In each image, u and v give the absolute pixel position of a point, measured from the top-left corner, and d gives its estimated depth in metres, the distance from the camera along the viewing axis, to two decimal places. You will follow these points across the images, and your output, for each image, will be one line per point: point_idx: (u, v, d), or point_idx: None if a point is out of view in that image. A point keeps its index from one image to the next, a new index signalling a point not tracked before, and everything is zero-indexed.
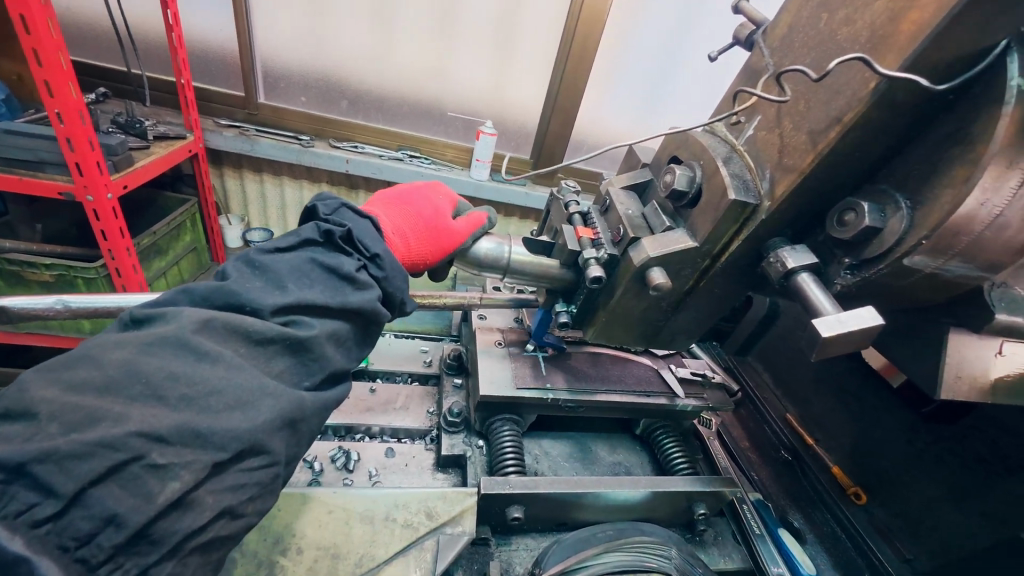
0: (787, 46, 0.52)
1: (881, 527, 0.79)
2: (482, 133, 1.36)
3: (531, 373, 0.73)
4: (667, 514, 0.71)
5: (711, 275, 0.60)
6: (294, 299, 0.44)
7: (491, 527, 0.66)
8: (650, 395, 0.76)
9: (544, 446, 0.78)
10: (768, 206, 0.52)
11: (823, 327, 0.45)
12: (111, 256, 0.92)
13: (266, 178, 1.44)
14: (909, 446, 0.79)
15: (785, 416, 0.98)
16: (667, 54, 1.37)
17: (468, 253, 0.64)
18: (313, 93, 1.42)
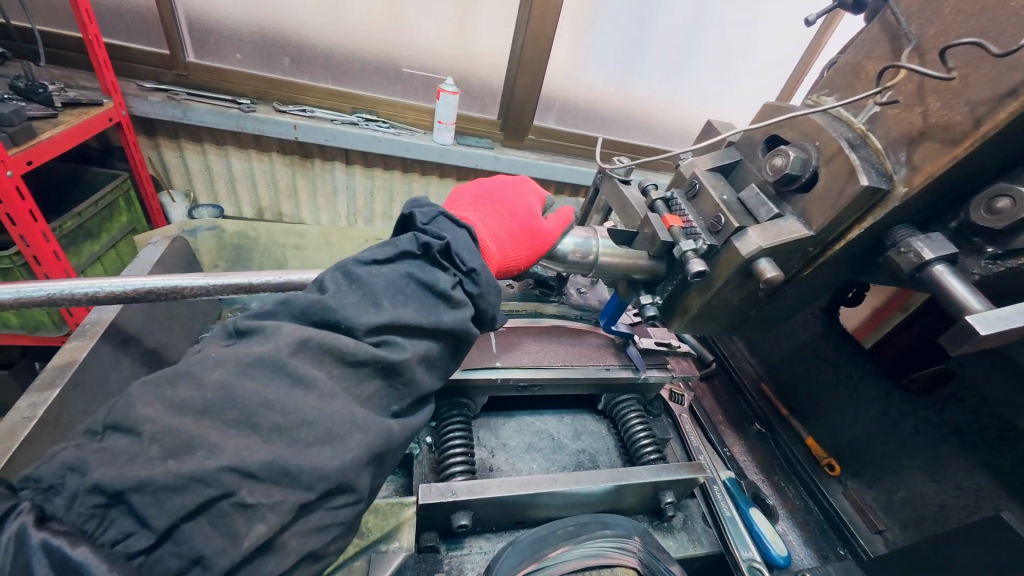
0: (933, 12, 0.46)
1: (855, 499, 0.75)
2: (444, 93, 1.54)
3: (481, 356, 0.74)
4: (635, 503, 0.71)
5: (821, 264, 0.57)
6: (386, 321, 0.43)
7: (439, 534, 0.64)
8: (610, 369, 0.79)
9: (503, 438, 0.78)
10: (904, 193, 0.48)
11: (981, 325, 0.43)
12: (26, 242, 0.93)
13: (207, 150, 1.61)
14: (882, 414, 0.74)
15: (759, 384, 0.94)
16: (644, 7, 1.57)
17: (557, 252, 0.61)
18: (247, 50, 1.56)
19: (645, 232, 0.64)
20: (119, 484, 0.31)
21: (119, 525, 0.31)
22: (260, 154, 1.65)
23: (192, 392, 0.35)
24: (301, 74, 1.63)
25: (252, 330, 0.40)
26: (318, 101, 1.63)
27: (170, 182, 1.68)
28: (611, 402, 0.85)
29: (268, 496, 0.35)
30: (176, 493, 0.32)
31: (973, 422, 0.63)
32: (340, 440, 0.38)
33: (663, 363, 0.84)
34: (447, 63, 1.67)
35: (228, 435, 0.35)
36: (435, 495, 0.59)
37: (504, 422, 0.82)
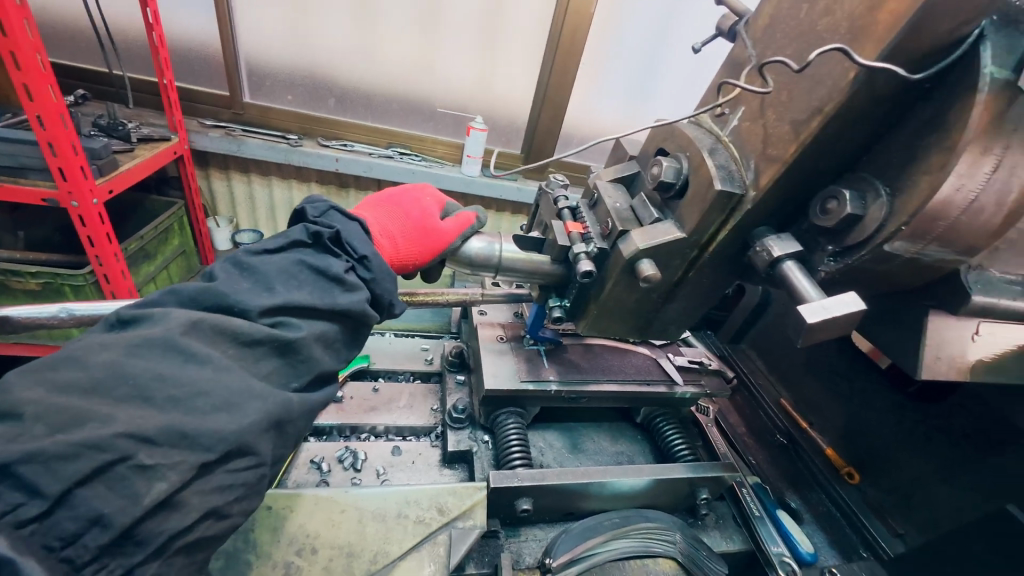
0: (770, 38, 0.52)
1: (874, 504, 0.80)
2: (473, 130, 1.71)
3: (530, 368, 0.80)
4: (670, 500, 0.76)
5: (700, 266, 0.61)
6: (277, 303, 0.49)
7: (500, 521, 0.71)
8: (651, 384, 0.83)
9: (548, 439, 0.85)
10: (754, 196, 0.52)
11: (806, 312, 0.45)
12: (101, 263, 1.10)
13: (253, 178, 1.85)
14: (897, 424, 0.80)
15: (779, 400, 0.98)
16: (655, 54, 1.72)
17: (460, 252, 0.69)
18: (297, 92, 1.80)
19: (549, 239, 0.69)
20: (6, 457, 0.34)
21: (6, 499, 0.34)
22: (300, 184, 1.87)
23: (76, 374, 0.39)
24: (344, 112, 1.85)
25: (139, 318, 0.44)
26: (355, 135, 1.86)
27: (216, 208, 1.93)
28: (648, 415, 0.88)
29: (167, 457, 0.39)
30: (69, 461, 0.35)
31: (976, 427, 0.70)
32: (237, 407, 0.43)
33: (698, 379, 0.87)
34: (472, 102, 1.85)
35: (121, 408, 0.39)
36: (506, 480, 0.66)
37: (549, 428, 0.87)
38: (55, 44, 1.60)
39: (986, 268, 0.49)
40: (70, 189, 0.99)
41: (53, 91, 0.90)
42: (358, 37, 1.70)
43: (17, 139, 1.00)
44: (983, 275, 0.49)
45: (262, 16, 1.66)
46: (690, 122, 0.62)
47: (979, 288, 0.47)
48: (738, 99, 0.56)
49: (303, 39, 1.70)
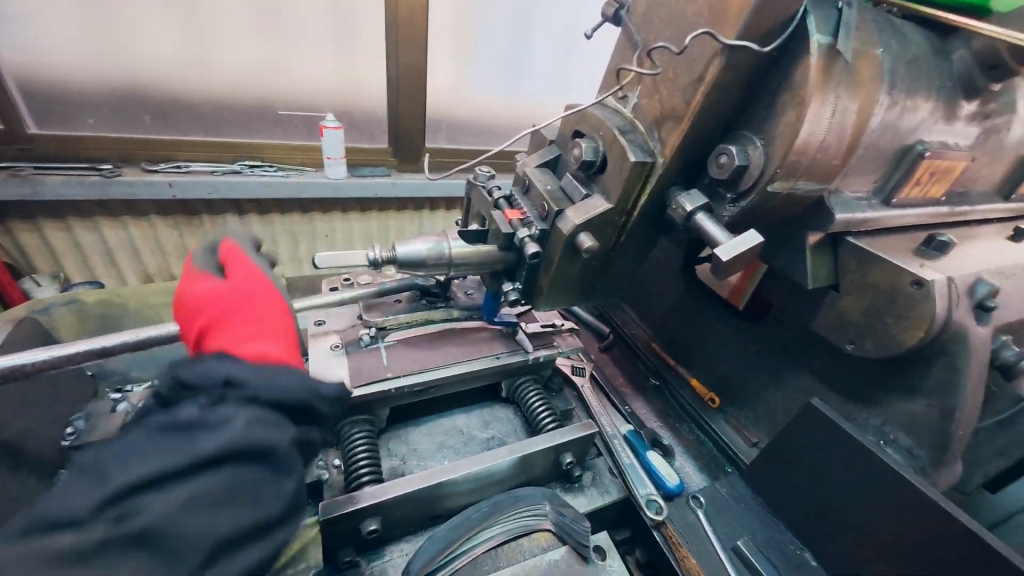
0: (649, 22, 0.60)
1: (733, 421, 0.99)
2: (326, 128, 1.60)
3: (504, 343, 0.94)
4: (542, 470, 0.84)
5: (629, 229, 0.69)
6: (220, 380, 0.49)
7: (358, 547, 0.71)
8: (500, 356, 0.90)
9: (412, 442, 0.87)
10: (663, 162, 0.61)
11: (723, 254, 0.56)
12: None
13: (72, 224, 1.48)
14: (738, 344, 1.00)
15: (648, 343, 1.18)
16: (508, 33, 1.79)
17: (398, 259, 0.70)
18: (101, 114, 1.48)
19: (493, 230, 0.73)
20: None
21: None
22: (137, 221, 1.56)
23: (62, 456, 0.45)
24: (166, 130, 1.57)
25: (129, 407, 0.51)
26: (189, 154, 1.59)
27: (33, 266, 1.51)
28: (511, 387, 0.96)
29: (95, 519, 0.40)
30: None
31: (791, 335, 0.89)
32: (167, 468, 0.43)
33: (549, 342, 0.97)
34: (328, 98, 1.72)
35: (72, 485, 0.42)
36: (339, 506, 0.66)
37: (415, 429, 0.89)
38: None
39: (841, 190, 0.65)
40: None
41: None
42: (164, 39, 1.44)
43: None
44: (841, 197, 0.65)
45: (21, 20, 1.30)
46: (597, 104, 0.69)
47: (839, 208, 0.64)
48: (636, 81, 0.64)
49: (93, 46, 1.39)
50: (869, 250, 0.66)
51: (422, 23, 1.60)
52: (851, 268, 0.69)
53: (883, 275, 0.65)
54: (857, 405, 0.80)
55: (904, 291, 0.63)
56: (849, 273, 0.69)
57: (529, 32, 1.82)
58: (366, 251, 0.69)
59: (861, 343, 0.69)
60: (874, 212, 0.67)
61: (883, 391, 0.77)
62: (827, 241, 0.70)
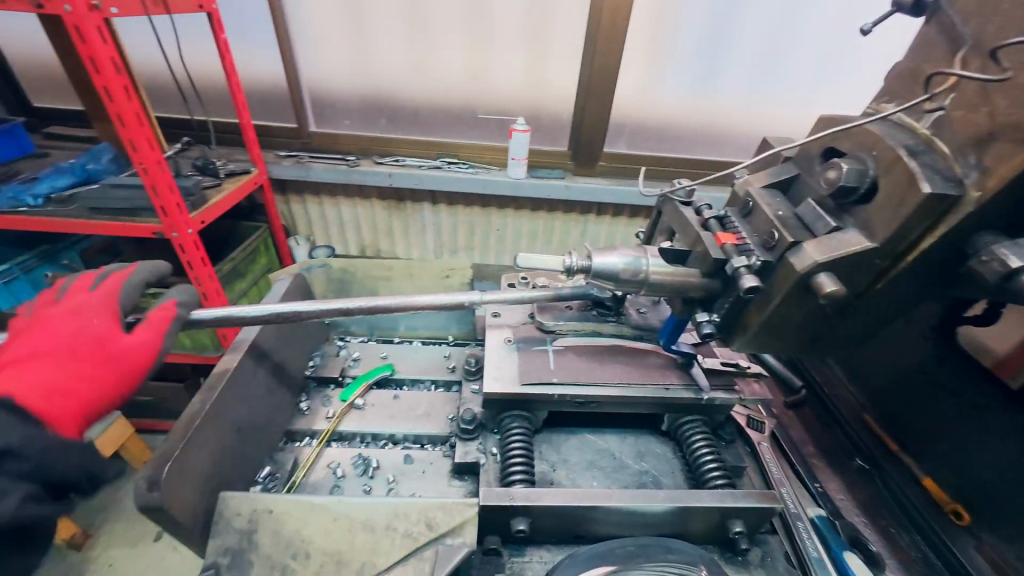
0: (992, 11, 0.47)
1: (992, 555, 0.72)
2: (516, 131, 1.71)
3: (677, 373, 0.85)
4: (703, 530, 0.75)
5: (893, 276, 0.54)
6: None
7: (502, 538, 0.74)
8: (670, 389, 0.82)
9: (562, 452, 0.86)
10: (978, 196, 0.45)
11: None
12: (199, 283, 1.37)
13: (324, 200, 1.94)
14: (1021, 452, 0.69)
15: (861, 414, 0.94)
16: (718, 31, 1.63)
17: (592, 271, 0.68)
18: (355, 116, 1.88)
19: (698, 251, 0.67)
20: None
21: None
22: (362, 201, 1.93)
23: None
24: (395, 130, 1.91)
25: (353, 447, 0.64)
26: (407, 151, 1.89)
27: (296, 227, 2.03)
28: (674, 422, 0.87)
29: None
30: None
31: None
32: None
33: (731, 385, 0.84)
34: (522, 103, 1.84)
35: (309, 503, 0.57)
36: (495, 498, 0.70)
37: (565, 438, 0.88)
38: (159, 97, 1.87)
39: None
40: (171, 223, 1.25)
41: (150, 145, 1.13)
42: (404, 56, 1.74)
43: (131, 186, 1.27)
44: None
45: (318, 46, 1.74)
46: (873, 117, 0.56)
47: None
48: (954, 85, 0.49)
49: (360, 64, 1.77)
50: None
51: (624, 27, 1.58)
52: None
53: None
54: None
55: None
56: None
57: (744, 28, 1.62)
58: (561, 257, 0.70)
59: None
60: None
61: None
62: None
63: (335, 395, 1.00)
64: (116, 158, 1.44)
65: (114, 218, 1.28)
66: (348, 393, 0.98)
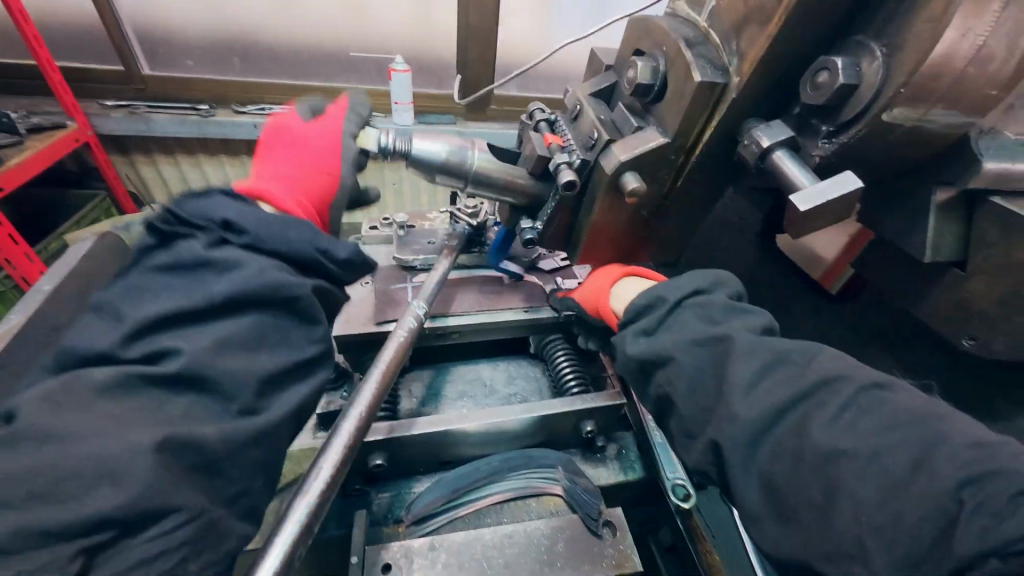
0: None
1: None
2: (394, 71, 1.54)
3: (537, 294, 0.88)
4: (564, 436, 0.81)
5: (688, 173, 0.57)
6: (218, 220, 0.51)
7: (367, 479, 0.73)
8: (530, 310, 0.85)
9: (435, 386, 0.86)
10: (738, 82, 0.48)
11: (800, 201, 0.43)
12: (13, 265, 1.14)
13: (181, 161, 1.64)
14: (815, 328, 0.83)
15: None
16: None
17: (410, 155, 0.64)
18: (199, 56, 1.59)
19: (527, 151, 0.64)
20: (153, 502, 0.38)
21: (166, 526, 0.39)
22: (232, 159, 1.66)
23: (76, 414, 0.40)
24: (254, 73, 1.65)
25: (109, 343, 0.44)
26: (273, 97, 1.66)
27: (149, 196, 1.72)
28: (540, 344, 0.91)
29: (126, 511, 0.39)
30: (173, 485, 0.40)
31: (891, 322, 0.72)
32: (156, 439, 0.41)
33: None
34: (401, 40, 1.69)
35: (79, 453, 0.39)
36: None
37: (438, 374, 0.88)
38: None
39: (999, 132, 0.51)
40: None
41: None
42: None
43: None
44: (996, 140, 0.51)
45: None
46: (666, 14, 0.57)
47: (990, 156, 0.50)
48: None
49: None
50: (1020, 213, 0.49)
51: None
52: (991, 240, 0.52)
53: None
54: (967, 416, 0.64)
55: None
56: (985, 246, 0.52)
57: None
58: (376, 134, 0.65)
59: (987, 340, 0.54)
60: None
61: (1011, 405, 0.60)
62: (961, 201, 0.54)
63: None
64: None
65: None
66: None
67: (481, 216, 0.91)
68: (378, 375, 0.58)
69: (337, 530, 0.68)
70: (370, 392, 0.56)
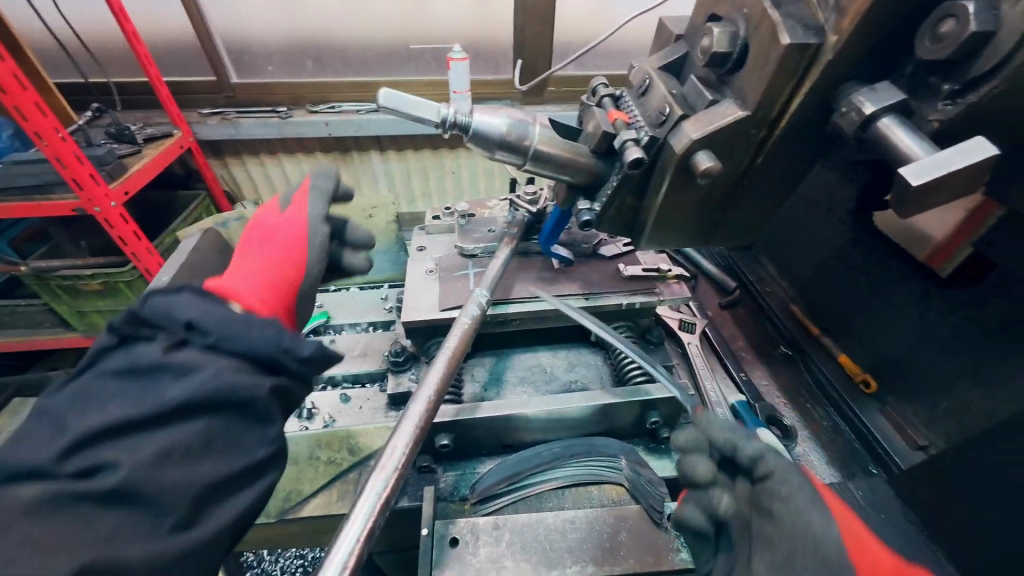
0: None
1: (892, 415, 0.77)
2: (453, 60, 1.56)
3: (600, 281, 0.86)
4: (626, 426, 0.79)
5: (770, 148, 0.52)
6: (182, 322, 0.51)
7: (434, 457, 0.77)
8: (593, 297, 0.83)
9: (497, 371, 0.88)
10: (835, 42, 0.42)
11: (913, 175, 0.38)
12: (138, 258, 1.33)
13: (265, 160, 1.81)
14: (920, 318, 0.73)
15: (788, 307, 0.97)
16: None
17: (471, 131, 0.61)
18: (277, 61, 1.71)
19: (589, 129, 0.62)
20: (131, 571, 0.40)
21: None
22: (307, 156, 1.81)
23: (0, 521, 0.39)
24: (324, 73, 1.76)
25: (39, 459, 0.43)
26: (342, 95, 1.75)
27: (240, 193, 1.91)
28: (602, 331, 0.90)
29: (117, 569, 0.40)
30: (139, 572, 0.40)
31: (1021, 313, 0.61)
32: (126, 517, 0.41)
33: (652, 288, 0.86)
34: (458, 28, 1.69)
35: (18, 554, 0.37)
36: None
37: (499, 360, 0.90)
38: (54, 61, 1.67)
39: None
40: (89, 197, 1.18)
41: (41, 110, 1.05)
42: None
43: (36, 161, 1.18)
44: None
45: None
46: None
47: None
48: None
49: None
50: None
51: None
52: None
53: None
54: None
55: None
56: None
57: None
58: (438, 105, 0.60)
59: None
60: None
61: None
62: None
63: None
64: (17, 135, 1.31)
65: (25, 198, 1.19)
66: None
67: (540, 202, 0.91)
68: (445, 359, 0.60)
69: (407, 503, 0.71)
70: (437, 377, 0.59)
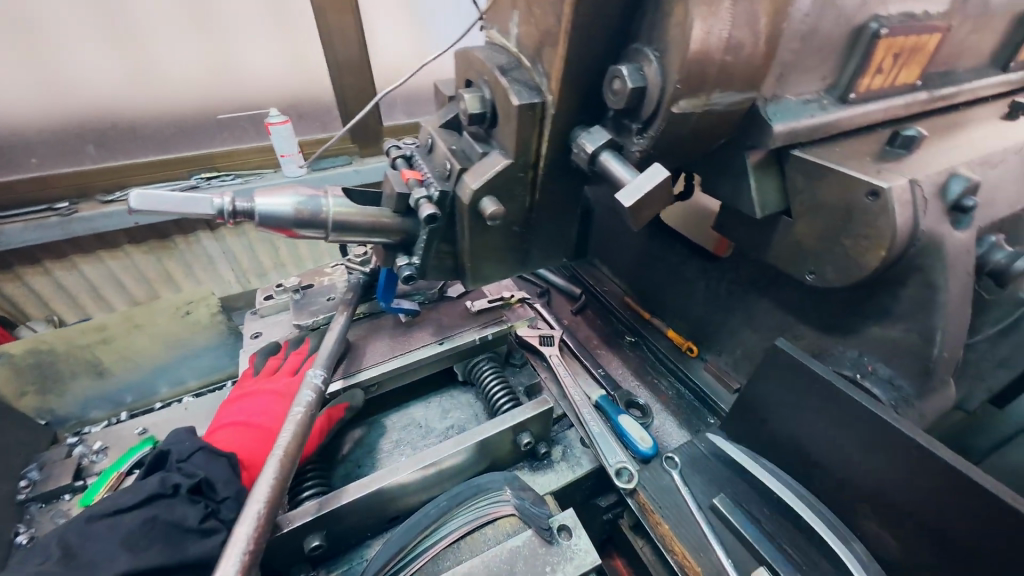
0: None
1: (713, 369, 0.93)
2: (273, 125, 1.49)
3: (452, 323, 0.89)
4: (506, 454, 0.81)
5: (541, 184, 0.60)
6: None
7: (313, 562, 0.69)
8: (446, 339, 0.85)
9: (370, 441, 0.83)
10: (552, 99, 0.52)
11: (624, 199, 0.47)
12: None
13: (52, 267, 1.46)
14: (706, 287, 0.91)
15: (623, 299, 1.11)
16: None
17: (258, 216, 0.58)
18: (43, 151, 1.42)
19: (386, 192, 0.64)
20: None
21: None
22: (112, 252, 1.52)
23: None
24: (112, 157, 1.51)
25: None
26: (146, 177, 1.53)
27: (24, 314, 1.50)
28: (468, 367, 0.91)
29: None
30: None
31: (759, 270, 0.80)
32: None
33: (499, 317, 0.91)
34: (271, 92, 1.62)
35: None
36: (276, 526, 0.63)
37: (370, 429, 0.85)
38: None
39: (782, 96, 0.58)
40: None
41: None
42: (95, 62, 1.36)
43: None
44: (782, 103, 0.58)
45: None
46: (483, 44, 0.60)
47: (778, 118, 0.56)
48: (510, 5, 0.55)
49: (19, 81, 1.32)
50: (815, 162, 0.58)
51: None
52: (800, 187, 0.60)
53: (834, 190, 0.57)
54: (830, 337, 0.72)
55: (860, 204, 0.54)
56: (798, 192, 0.61)
57: None
58: (211, 198, 0.56)
59: (822, 272, 0.62)
60: (824, 116, 0.59)
61: (857, 318, 0.68)
62: (773, 157, 0.62)
63: (71, 504, 0.77)
64: None
65: None
66: (89, 494, 0.75)
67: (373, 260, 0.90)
68: (277, 462, 0.56)
69: None
70: (269, 484, 0.54)
